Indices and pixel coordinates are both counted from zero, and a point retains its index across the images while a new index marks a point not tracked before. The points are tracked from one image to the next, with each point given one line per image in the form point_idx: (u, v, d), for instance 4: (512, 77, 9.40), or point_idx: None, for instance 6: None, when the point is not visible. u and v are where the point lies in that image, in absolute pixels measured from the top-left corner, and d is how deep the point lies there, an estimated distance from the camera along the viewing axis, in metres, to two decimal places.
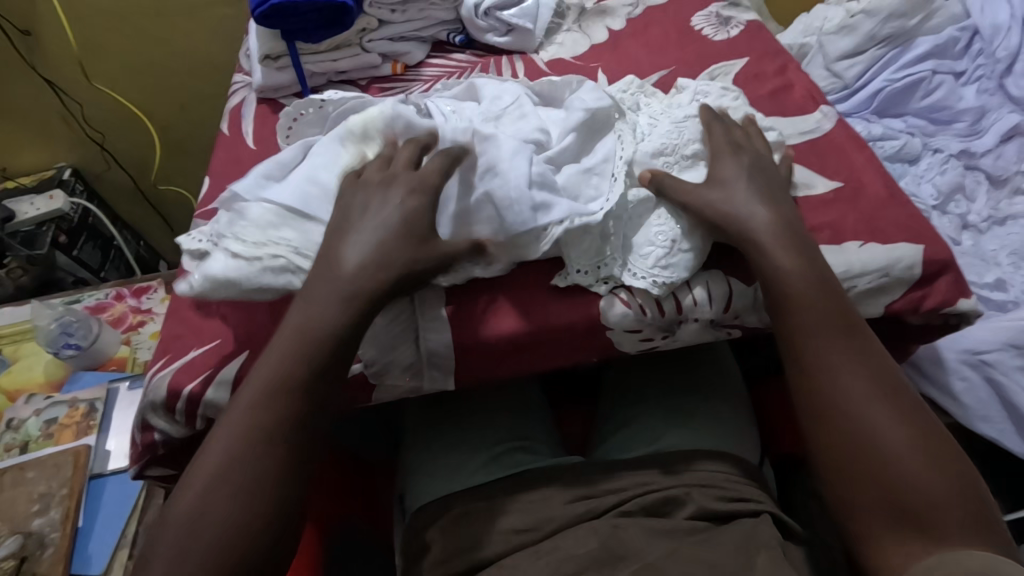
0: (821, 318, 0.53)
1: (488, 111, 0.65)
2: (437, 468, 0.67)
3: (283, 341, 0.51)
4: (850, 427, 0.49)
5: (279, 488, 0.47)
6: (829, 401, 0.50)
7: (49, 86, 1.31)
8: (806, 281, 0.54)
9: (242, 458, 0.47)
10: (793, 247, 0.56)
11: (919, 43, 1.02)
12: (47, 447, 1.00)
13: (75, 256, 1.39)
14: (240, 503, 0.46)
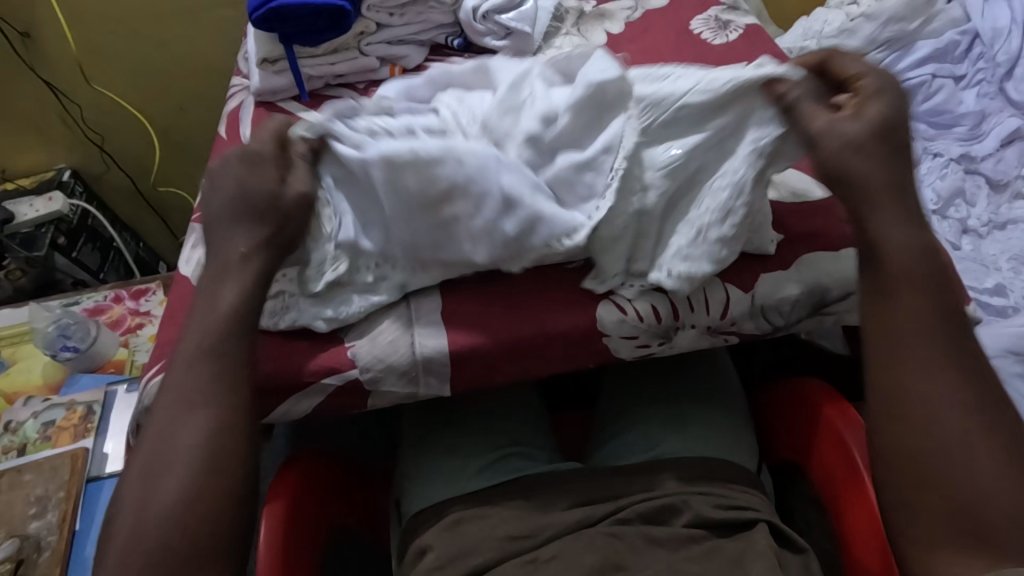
0: (917, 306, 0.49)
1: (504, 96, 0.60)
2: (433, 474, 0.67)
3: (217, 330, 0.51)
4: (929, 425, 0.47)
5: (218, 458, 0.47)
6: (911, 393, 0.48)
7: (48, 87, 1.31)
8: (906, 260, 0.50)
9: (176, 456, 0.47)
10: (902, 220, 0.51)
11: (919, 46, 1.02)
12: (45, 450, 1.00)
13: (74, 257, 1.39)
14: (174, 501, 0.46)
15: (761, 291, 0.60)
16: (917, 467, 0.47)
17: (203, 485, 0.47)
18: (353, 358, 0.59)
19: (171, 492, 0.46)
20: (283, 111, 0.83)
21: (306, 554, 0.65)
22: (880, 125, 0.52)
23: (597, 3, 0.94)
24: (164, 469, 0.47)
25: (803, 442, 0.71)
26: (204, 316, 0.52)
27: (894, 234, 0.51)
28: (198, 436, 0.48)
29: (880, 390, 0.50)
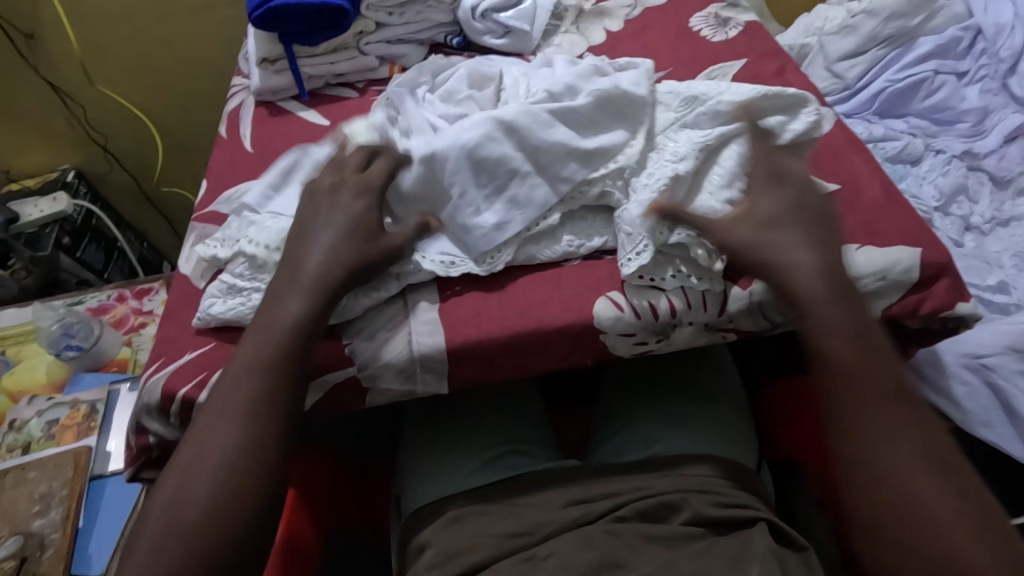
0: (857, 375, 0.50)
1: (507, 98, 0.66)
2: (432, 471, 0.67)
3: (274, 332, 0.53)
4: (885, 493, 0.46)
5: (251, 457, 0.49)
6: (863, 461, 0.47)
7: (52, 88, 1.32)
8: (843, 332, 0.51)
9: (214, 452, 0.49)
10: (836, 291, 0.52)
11: (922, 42, 1.01)
12: (49, 448, 1.01)
13: (78, 257, 1.40)
14: (215, 484, 0.48)
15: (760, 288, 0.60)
16: (891, 538, 0.45)
17: (222, 481, 0.48)
18: (351, 355, 0.59)
19: (199, 484, 0.48)
20: (283, 110, 0.83)
21: (305, 552, 0.65)
22: None
23: (597, 1, 0.94)
24: (204, 460, 0.49)
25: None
26: (274, 305, 0.55)
27: (828, 310, 0.52)
28: (238, 433, 0.50)
29: (844, 461, 0.49)
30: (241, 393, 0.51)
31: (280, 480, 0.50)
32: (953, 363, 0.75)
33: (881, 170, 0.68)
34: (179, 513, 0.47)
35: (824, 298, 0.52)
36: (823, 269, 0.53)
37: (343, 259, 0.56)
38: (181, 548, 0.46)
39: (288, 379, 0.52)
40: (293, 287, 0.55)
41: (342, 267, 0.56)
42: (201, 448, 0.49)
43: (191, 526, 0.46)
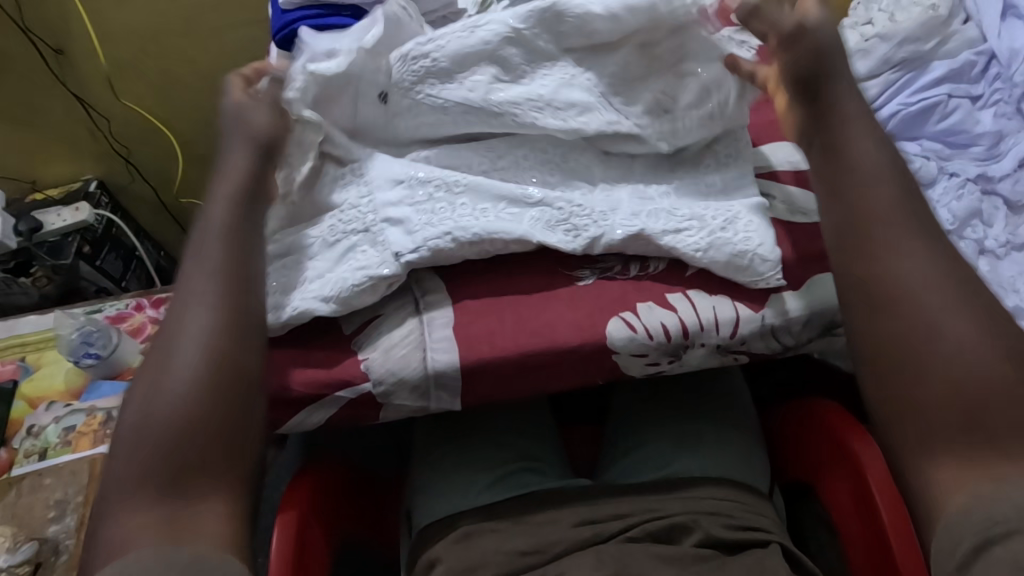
0: (892, 194, 0.52)
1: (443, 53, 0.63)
2: (443, 486, 0.68)
3: (215, 235, 0.56)
4: (915, 311, 0.48)
5: (222, 342, 0.52)
6: (894, 282, 0.49)
7: (79, 102, 1.36)
8: (870, 161, 0.53)
9: (188, 339, 0.52)
10: (866, 133, 0.54)
11: (935, 66, 1.02)
12: (65, 455, 1.02)
13: (98, 265, 1.44)
14: (190, 371, 0.50)
15: (772, 311, 0.61)
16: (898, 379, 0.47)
17: (200, 371, 0.50)
18: (367, 371, 0.60)
19: (179, 378, 0.50)
20: None
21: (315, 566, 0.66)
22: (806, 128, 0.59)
23: None
24: (189, 326, 0.52)
25: (817, 461, 0.71)
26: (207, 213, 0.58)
27: (862, 147, 0.54)
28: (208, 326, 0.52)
29: (872, 311, 0.49)
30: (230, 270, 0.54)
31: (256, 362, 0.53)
32: None
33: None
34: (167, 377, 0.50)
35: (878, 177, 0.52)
36: (857, 120, 0.55)
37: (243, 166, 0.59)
38: (168, 430, 0.48)
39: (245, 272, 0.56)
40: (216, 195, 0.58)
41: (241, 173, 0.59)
42: (182, 313, 0.53)
43: (182, 390, 0.50)
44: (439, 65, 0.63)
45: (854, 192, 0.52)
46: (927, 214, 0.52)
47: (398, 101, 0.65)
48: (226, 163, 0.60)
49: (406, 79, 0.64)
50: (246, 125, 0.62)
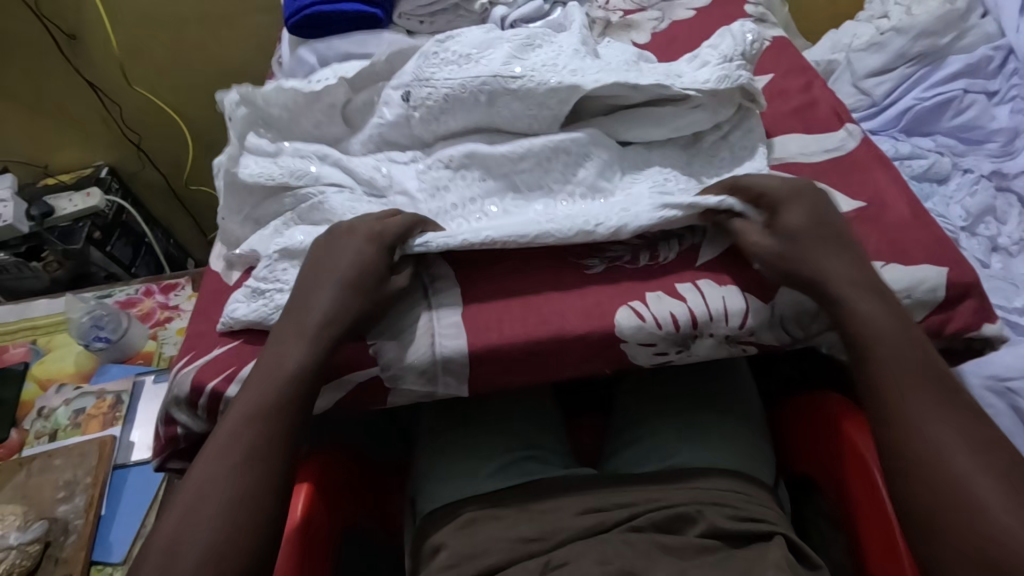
0: (901, 348, 0.51)
1: (469, 50, 0.66)
2: (448, 474, 0.68)
3: (261, 379, 0.54)
4: (928, 462, 0.47)
5: (245, 489, 0.48)
6: (911, 438, 0.48)
7: (91, 88, 1.37)
8: (880, 319, 0.53)
9: (217, 490, 0.48)
10: (871, 289, 0.54)
11: (951, 61, 1.00)
12: (75, 436, 1.04)
13: (108, 251, 1.45)
14: (210, 524, 0.46)
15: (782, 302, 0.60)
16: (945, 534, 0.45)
17: (224, 525, 0.47)
18: (374, 356, 0.60)
19: (198, 530, 0.46)
20: None
21: (320, 549, 0.66)
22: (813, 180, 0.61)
23: (624, 14, 0.96)
24: (226, 426, 0.51)
25: (823, 456, 0.71)
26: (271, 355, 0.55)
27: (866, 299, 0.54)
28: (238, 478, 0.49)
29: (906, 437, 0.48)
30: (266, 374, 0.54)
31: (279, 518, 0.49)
32: (977, 385, 0.74)
33: (906, 187, 0.67)
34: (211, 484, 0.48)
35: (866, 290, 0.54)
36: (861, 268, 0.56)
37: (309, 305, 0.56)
38: None
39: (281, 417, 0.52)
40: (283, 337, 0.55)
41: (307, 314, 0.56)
42: (219, 456, 0.50)
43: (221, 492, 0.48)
44: (459, 54, 0.66)
45: (861, 332, 0.53)
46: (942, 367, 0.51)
47: (416, 87, 0.66)
48: (308, 289, 0.58)
49: (433, 70, 0.66)
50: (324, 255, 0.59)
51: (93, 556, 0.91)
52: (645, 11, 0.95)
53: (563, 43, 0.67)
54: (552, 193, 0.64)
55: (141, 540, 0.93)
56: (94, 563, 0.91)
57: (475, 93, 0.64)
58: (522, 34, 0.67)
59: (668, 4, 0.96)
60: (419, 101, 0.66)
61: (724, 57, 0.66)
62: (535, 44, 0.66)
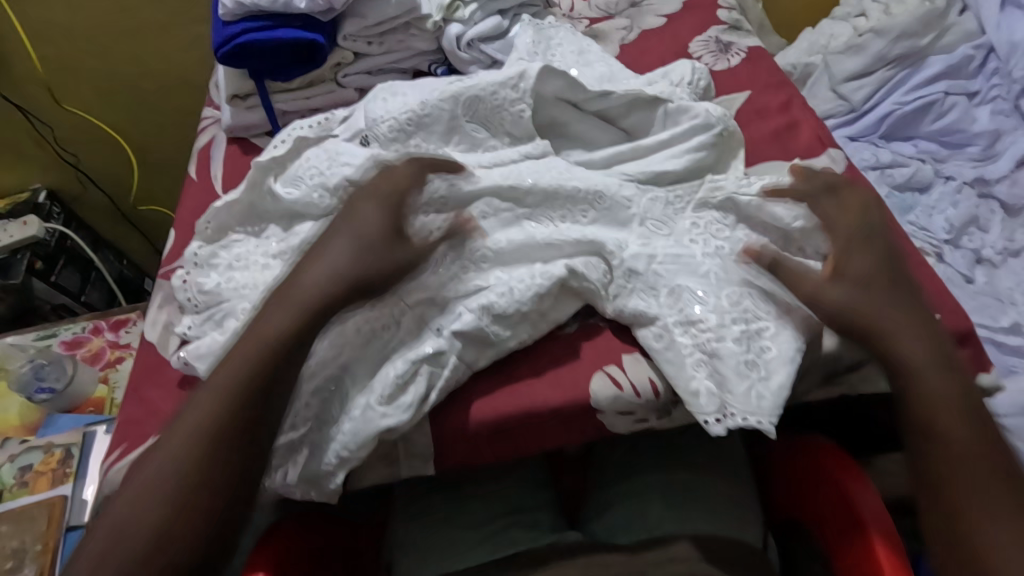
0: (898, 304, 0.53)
1: (467, 105, 0.64)
2: (429, 557, 0.64)
3: (242, 350, 0.51)
4: (928, 431, 0.49)
5: (200, 464, 0.47)
6: (926, 400, 0.49)
7: (19, 111, 1.25)
8: (867, 257, 0.55)
9: (178, 449, 0.47)
10: (862, 232, 0.56)
11: (932, 62, 0.96)
12: (23, 497, 0.97)
13: (53, 281, 1.36)
14: (163, 494, 0.46)
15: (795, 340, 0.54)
16: None
17: (168, 501, 0.45)
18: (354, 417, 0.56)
19: (143, 510, 0.45)
20: (257, 148, 0.79)
21: None
22: (862, 232, 0.56)
23: (591, 23, 0.89)
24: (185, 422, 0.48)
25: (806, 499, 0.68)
26: (261, 321, 0.52)
27: (858, 255, 0.55)
28: (196, 444, 0.47)
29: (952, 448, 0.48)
30: (242, 362, 0.50)
31: (201, 505, 0.46)
32: None
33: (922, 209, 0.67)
34: (126, 526, 0.45)
35: (875, 304, 0.52)
36: (843, 203, 0.58)
37: (338, 260, 0.54)
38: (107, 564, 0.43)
39: (254, 390, 0.49)
40: (281, 301, 0.53)
41: (328, 271, 0.53)
42: (183, 415, 0.49)
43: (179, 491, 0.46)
44: (395, 114, 0.65)
45: (852, 248, 0.55)
46: (906, 278, 0.54)
47: (370, 133, 0.64)
48: (314, 260, 0.55)
49: (376, 110, 0.66)
50: (323, 258, 0.54)
51: None
52: (613, 19, 0.89)
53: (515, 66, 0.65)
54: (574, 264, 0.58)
55: None
56: None
57: (443, 152, 0.64)
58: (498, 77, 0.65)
59: (637, 12, 0.90)
60: (386, 156, 0.61)
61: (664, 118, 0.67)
62: (470, 78, 0.65)
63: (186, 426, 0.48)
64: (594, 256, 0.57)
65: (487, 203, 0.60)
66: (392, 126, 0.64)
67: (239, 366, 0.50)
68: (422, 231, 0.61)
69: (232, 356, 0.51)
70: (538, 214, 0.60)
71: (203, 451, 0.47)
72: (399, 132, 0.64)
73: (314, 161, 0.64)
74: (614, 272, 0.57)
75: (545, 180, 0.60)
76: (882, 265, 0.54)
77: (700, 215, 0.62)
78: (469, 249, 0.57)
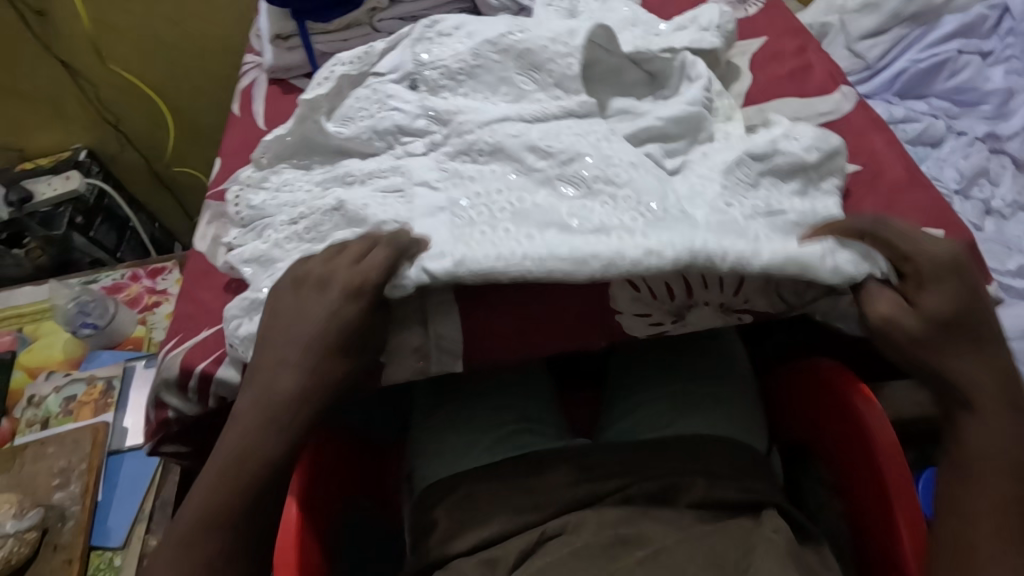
0: (975, 354, 0.51)
1: (516, 54, 0.65)
2: (445, 453, 0.71)
3: (258, 375, 0.53)
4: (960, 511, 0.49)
5: (245, 459, 0.51)
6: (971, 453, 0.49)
7: (65, 68, 1.32)
8: (952, 311, 0.51)
9: (225, 452, 0.51)
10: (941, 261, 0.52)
11: (946, 21, 0.99)
12: (67, 424, 1.03)
13: (91, 236, 1.42)
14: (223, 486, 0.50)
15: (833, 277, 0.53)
16: None
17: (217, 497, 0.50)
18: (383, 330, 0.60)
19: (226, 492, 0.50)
20: (296, 90, 0.84)
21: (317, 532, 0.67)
22: (948, 266, 0.51)
23: None
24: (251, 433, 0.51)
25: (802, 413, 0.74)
26: (266, 363, 0.53)
27: (934, 297, 0.51)
28: (239, 440, 0.51)
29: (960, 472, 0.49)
30: (265, 388, 0.52)
31: (249, 493, 0.50)
32: None
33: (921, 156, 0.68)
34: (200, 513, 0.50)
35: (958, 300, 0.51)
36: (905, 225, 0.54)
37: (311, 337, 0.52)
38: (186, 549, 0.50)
39: (271, 396, 0.52)
40: (276, 345, 0.53)
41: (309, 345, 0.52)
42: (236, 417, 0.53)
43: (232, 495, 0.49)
44: (446, 59, 0.65)
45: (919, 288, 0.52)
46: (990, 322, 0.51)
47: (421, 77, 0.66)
48: (308, 296, 0.54)
49: (428, 52, 0.67)
50: (316, 288, 0.54)
51: (92, 540, 0.92)
52: None
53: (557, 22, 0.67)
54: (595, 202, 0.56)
55: (140, 525, 0.93)
56: (94, 548, 0.91)
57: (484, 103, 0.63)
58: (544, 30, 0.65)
59: None
60: (437, 107, 0.63)
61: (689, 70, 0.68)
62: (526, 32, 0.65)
63: (229, 435, 0.52)
64: (625, 190, 0.56)
65: (523, 156, 0.59)
66: (431, 74, 0.66)
67: (259, 392, 0.52)
68: (454, 175, 0.60)
69: (251, 376, 0.53)
70: (568, 174, 0.58)
71: (237, 452, 0.51)
72: (439, 77, 0.65)
73: (363, 100, 0.66)
74: (646, 207, 0.55)
75: (581, 143, 0.59)
76: (965, 310, 0.50)
77: (729, 174, 0.58)
78: (492, 200, 0.57)
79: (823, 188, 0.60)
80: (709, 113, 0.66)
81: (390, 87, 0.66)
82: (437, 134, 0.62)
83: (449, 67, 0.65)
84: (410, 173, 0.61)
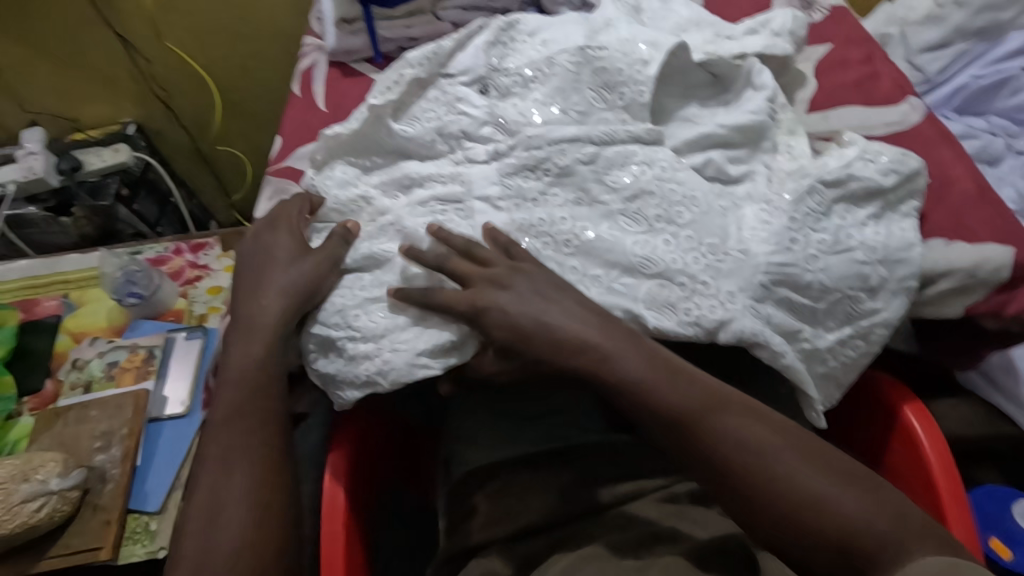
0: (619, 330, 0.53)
1: (584, 58, 0.64)
2: (487, 437, 0.71)
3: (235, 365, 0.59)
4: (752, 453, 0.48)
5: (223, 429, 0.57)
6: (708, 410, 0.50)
7: (121, 42, 1.34)
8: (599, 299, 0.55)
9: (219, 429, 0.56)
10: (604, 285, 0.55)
11: (1012, 38, 0.97)
12: (109, 389, 1.05)
13: (134, 209, 1.45)
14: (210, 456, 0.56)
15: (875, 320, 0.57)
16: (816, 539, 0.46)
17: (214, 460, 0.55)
18: None
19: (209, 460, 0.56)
20: (357, 73, 0.86)
21: (359, 515, 0.69)
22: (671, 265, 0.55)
23: None
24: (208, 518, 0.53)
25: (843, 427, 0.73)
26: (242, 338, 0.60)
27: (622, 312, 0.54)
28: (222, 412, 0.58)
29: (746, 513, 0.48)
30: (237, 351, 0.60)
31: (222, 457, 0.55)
32: None
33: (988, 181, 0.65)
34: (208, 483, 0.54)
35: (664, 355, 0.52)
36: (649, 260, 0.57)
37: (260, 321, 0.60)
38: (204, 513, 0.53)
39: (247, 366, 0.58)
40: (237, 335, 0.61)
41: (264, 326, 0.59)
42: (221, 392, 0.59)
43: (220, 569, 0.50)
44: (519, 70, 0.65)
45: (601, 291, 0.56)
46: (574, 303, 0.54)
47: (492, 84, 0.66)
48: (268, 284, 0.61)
49: (503, 57, 0.67)
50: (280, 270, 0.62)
51: (130, 503, 0.94)
52: None
53: (631, 30, 0.67)
54: (655, 240, 0.57)
55: (176, 492, 0.95)
56: (132, 511, 0.93)
57: (552, 113, 0.62)
58: (617, 43, 0.65)
59: None
60: (506, 116, 0.63)
61: (755, 75, 0.67)
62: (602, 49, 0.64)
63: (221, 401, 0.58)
64: (687, 228, 0.57)
65: (584, 185, 0.60)
66: (499, 82, 0.66)
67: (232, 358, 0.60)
68: (517, 196, 0.60)
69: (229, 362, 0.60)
70: (633, 210, 0.58)
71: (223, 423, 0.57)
72: (506, 84, 0.66)
73: (432, 102, 0.67)
74: (704, 245, 0.56)
75: (646, 177, 0.59)
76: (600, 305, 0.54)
77: (800, 204, 0.58)
78: (555, 228, 0.58)
79: (898, 214, 0.60)
80: (773, 123, 0.65)
81: (459, 88, 0.67)
82: (504, 143, 0.62)
83: (522, 70, 0.65)
84: (469, 184, 0.62)
